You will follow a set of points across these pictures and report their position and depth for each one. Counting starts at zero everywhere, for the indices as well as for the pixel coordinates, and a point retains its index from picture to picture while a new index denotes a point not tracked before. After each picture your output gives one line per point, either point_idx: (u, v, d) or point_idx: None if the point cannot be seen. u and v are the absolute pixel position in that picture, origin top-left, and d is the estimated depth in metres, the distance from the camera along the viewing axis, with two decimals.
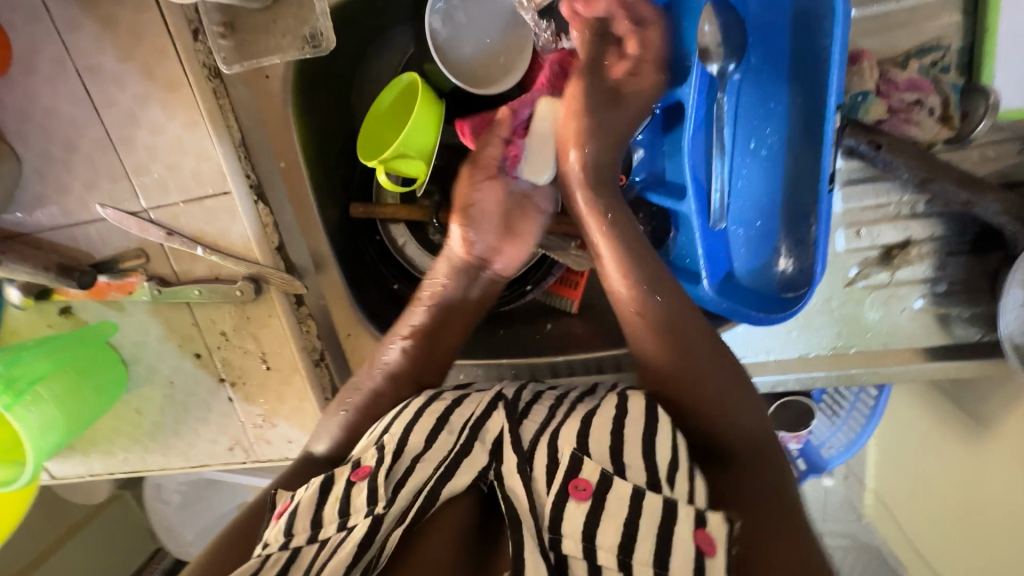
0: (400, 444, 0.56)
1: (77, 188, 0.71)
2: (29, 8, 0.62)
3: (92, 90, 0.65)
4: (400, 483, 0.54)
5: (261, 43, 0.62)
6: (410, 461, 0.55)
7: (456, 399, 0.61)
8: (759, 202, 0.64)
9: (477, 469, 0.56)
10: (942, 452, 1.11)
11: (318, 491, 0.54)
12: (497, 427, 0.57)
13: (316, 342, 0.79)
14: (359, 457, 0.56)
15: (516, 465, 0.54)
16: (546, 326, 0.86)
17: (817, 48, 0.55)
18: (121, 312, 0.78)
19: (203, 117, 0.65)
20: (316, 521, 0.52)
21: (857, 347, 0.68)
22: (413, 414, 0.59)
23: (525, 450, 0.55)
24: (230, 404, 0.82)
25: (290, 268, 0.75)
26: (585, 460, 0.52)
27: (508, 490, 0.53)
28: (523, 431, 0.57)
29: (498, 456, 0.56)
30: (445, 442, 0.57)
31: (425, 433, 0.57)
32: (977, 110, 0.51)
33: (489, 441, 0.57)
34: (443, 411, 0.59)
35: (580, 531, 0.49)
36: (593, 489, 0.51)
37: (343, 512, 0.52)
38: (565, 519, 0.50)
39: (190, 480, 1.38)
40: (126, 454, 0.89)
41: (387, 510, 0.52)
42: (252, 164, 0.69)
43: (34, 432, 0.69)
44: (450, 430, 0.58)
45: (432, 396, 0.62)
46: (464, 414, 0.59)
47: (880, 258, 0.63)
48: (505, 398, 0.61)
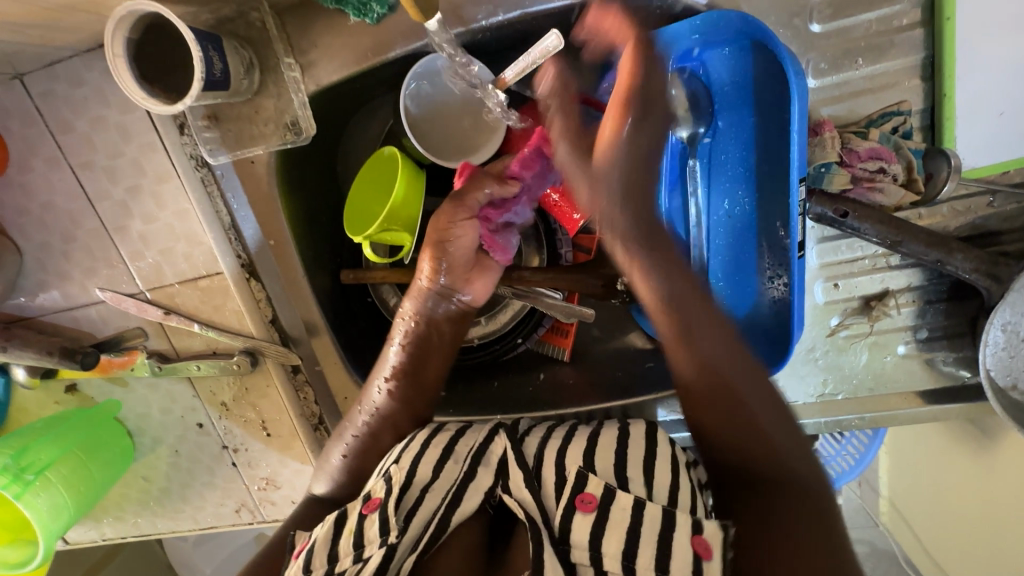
0: (408, 474, 0.58)
1: (77, 275, 0.73)
2: (23, 112, 0.65)
3: (86, 184, 0.68)
4: (411, 512, 0.56)
5: (246, 132, 0.65)
6: (419, 492, 0.57)
7: (459, 430, 0.64)
8: (736, 257, 0.65)
9: (484, 491, 0.58)
10: (949, 464, 1.11)
11: (332, 526, 0.56)
12: (500, 450, 0.60)
13: (314, 408, 0.81)
14: (370, 490, 0.58)
15: (523, 479, 0.56)
16: (539, 376, 0.87)
17: (779, 117, 0.57)
18: (125, 387, 0.80)
19: (192, 204, 0.67)
20: (332, 557, 0.54)
21: (845, 393, 0.68)
22: (421, 446, 0.62)
23: (531, 467, 0.58)
24: (234, 469, 0.84)
25: (284, 338, 0.77)
26: (590, 476, 0.54)
27: (520, 501, 0.55)
28: (529, 450, 0.61)
29: (503, 474, 0.58)
30: (452, 472, 0.59)
31: (433, 462, 0.60)
32: (940, 173, 0.52)
33: (493, 464, 0.59)
34: (448, 442, 0.62)
35: (585, 539, 0.51)
36: (597, 502, 0.52)
37: (358, 544, 0.54)
38: (572, 530, 0.52)
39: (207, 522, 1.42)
40: (137, 518, 0.91)
41: (400, 539, 0.54)
42: (243, 244, 0.72)
43: (44, 517, 0.71)
44: (457, 459, 0.60)
45: (437, 428, 0.65)
46: (469, 441, 0.62)
47: (859, 308, 0.64)
48: (504, 427, 0.64)
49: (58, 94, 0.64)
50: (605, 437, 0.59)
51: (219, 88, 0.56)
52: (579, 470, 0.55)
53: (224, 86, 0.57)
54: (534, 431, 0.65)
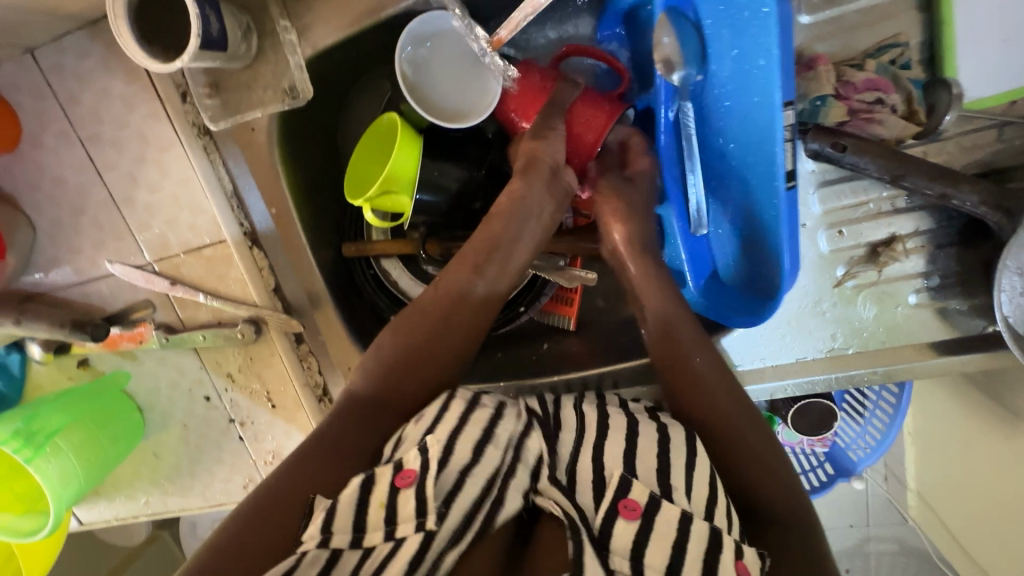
0: (446, 452, 0.55)
1: (87, 248, 0.75)
2: (34, 87, 0.67)
3: (94, 156, 0.70)
4: (450, 496, 0.53)
5: (245, 99, 0.66)
6: (457, 474, 0.54)
7: (496, 410, 0.61)
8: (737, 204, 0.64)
9: (522, 492, 0.56)
10: (982, 449, 1.06)
11: (358, 492, 0.52)
12: (535, 449, 0.59)
13: (318, 378, 0.81)
14: (402, 460, 0.55)
15: (556, 477, 0.56)
16: (542, 346, 0.86)
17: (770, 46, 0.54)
18: (135, 361, 0.82)
19: (196, 171, 0.69)
20: (357, 525, 0.51)
21: (856, 348, 0.66)
22: (458, 422, 0.58)
23: (564, 483, 0.56)
24: (241, 443, 0.85)
25: (287, 308, 0.78)
26: (633, 481, 0.54)
27: (554, 501, 0.55)
28: (562, 450, 0.59)
29: (536, 473, 0.58)
30: (492, 458, 0.56)
31: (472, 444, 0.56)
32: (942, 102, 0.52)
33: (529, 461, 0.58)
34: (487, 422, 0.59)
35: (627, 550, 0.51)
36: (642, 509, 0.52)
37: (389, 519, 0.51)
38: (614, 535, 0.52)
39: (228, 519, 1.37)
40: (147, 497, 0.92)
41: (437, 526, 0.51)
42: (246, 213, 0.73)
43: (54, 483, 0.72)
44: (497, 445, 0.57)
45: (473, 402, 0.61)
46: (509, 428, 0.59)
47: (866, 256, 0.62)
48: (536, 416, 0.63)
49: (67, 68, 0.66)
50: (645, 440, 0.58)
51: (216, 48, 0.58)
52: (623, 476, 0.54)
53: (221, 47, 0.58)
54: (566, 421, 0.62)
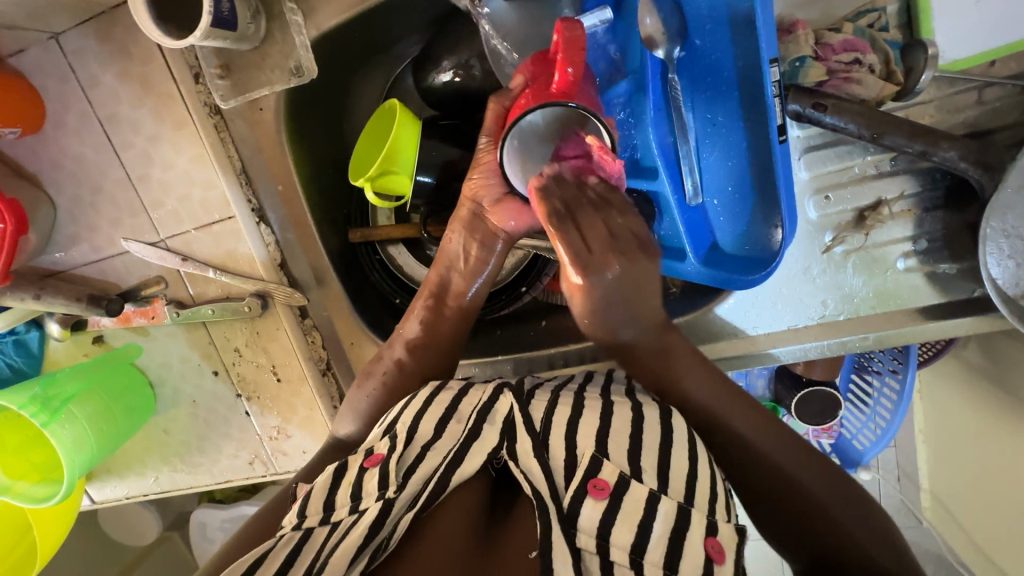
0: (409, 433, 0.59)
1: (104, 226, 0.79)
2: (58, 71, 0.72)
3: (112, 136, 0.74)
4: (411, 469, 0.56)
5: (254, 78, 0.70)
6: (420, 449, 0.57)
7: (461, 390, 0.64)
8: (729, 170, 0.66)
9: (485, 454, 0.57)
10: (991, 438, 1.05)
11: (332, 476, 0.57)
12: (505, 409, 0.60)
13: (322, 352, 0.83)
14: (372, 446, 0.59)
15: (531, 447, 0.56)
16: (541, 324, 0.88)
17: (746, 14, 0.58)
18: (147, 337, 0.85)
19: (207, 149, 0.73)
20: (328, 505, 0.55)
21: (847, 314, 0.67)
22: (421, 406, 0.62)
23: (539, 433, 0.58)
24: (248, 419, 0.87)
25: (293, 283, 0.81)
26: (604, 462, 0.54)
27: (527, 473, 0.55)
28: (534, 412, 0.60)
29: (509, 435, 0.58)
30: (454, 431, 0.59)
31: (434, 422, 0.60)
32: (918, 64, 0.53)
33: (498, 422, 0.59)
34: (450, 402, 0.62)
35: (595, 527, 0.52)
36: (610, 489, 0.53)
37: (356, 496, 0.55)
38: (581, 514, 0.52)
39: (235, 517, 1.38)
40: (157, 474, 0.94)
41: (397, 494, 0.54)
42: (254, 190, 0.76)
43: (68, 447, 0.74)
44: (459, 419, 0.60)
45: (439, 386, 0.65)
46: (473, 401, 0.62)
47: (854, 221, 0.63)
48: (509, 386, 0.64)
49: (89, 52, 0.70)
50: (619, 419, 0.58)
51: (227, 27, 0.61)
52: (593, 456, 0.55)
53: (231, 26, 0.62)
54: (540, 393, 0.64)
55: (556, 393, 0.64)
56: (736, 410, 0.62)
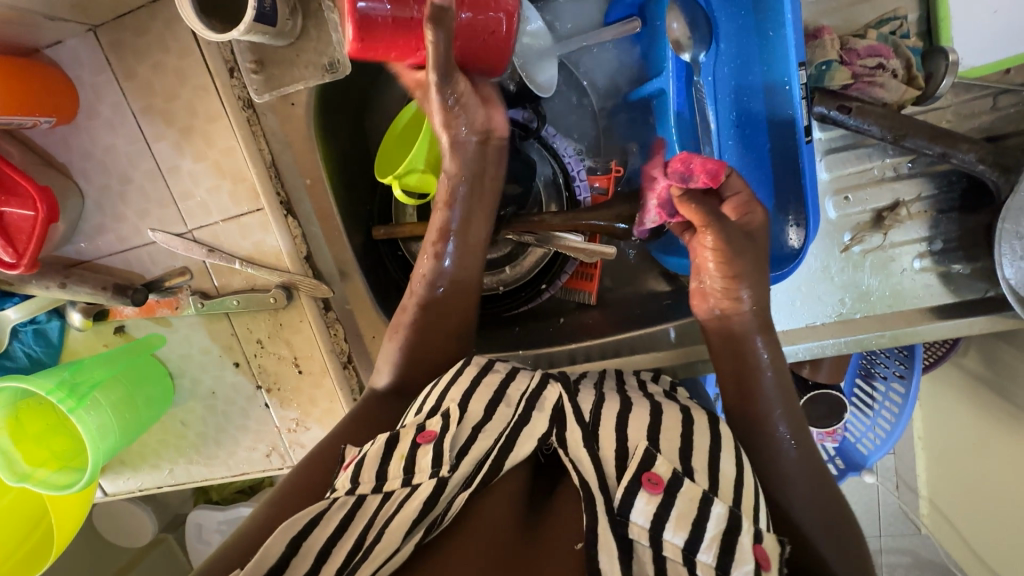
0: (462, 410, 0.59)
1: (131, 216, 0.79)
2: (94, 63, 0.73)
3: (145, 127, 0.75)
4: (463, 450, 0.56)
5: (288, 74, 0.72)
6: (471, 430, 0.57)
7: (508, 374, 0.65)
8: (748, 172, 0.68)
9: (536, 439, 0.57)
10: (990, 446, 1.05)
11: (383, 447, 0.56)
12: (553, 397, 0.61)
13: (344, 345, 0.85)
14: (422, 422, 0.58)
15: (581, 437, 0.56)
16: (558, 320, 0.89)
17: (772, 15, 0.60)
18: (169, 327, 0.85)
19: (238, 142, 0.74)
20: (379, 475, 0.55)
21: (863, 313, 0.68)
22: (470, 383, 0.62)
23: (588, 425, 0.58)
24: (266, 411, 0.88)
25: (317, 276, 0.82)
26: (659, 457, 0.54)
27: (576, 461, 0.54)
28: (582, 405, 0.60)
29: (558, 423, 0.58)
30: (504, 415, 0.59)
31: (485, 404, 0.60)
32: (939, 69, 0.56)
33: (547, 409, 0.59)
34: (499, 385, 0.62)
35: (650, 525, 0.51)
36: (665, 485, 0.52)
37: (408, 469, 0.55)
38: (634, 509, 0.51)
39: (231, 519, 1.35)
40: (172, 466, 0.94)
41: (451, 473, 0.54)
42: (283, 182, 0.77)
43: (94, 434, 0.75)
44: (508, 403, 0.60)
45: (485, 367, 0.65)
46: (520, 387, 0.63)
47: (872, 222, 0.65)
48: (554, 376, 0.65)
49: (126, 45, 0.72)
50: (670, 419, 0.60)
51: (268, 23, 0.63)
52: (647, 449, 0.55)
53: (272, 21, 0.63)
54: (585, 391, 0.64)
55: (601, 389, 0.64)
56: (779, 391, 0.62)
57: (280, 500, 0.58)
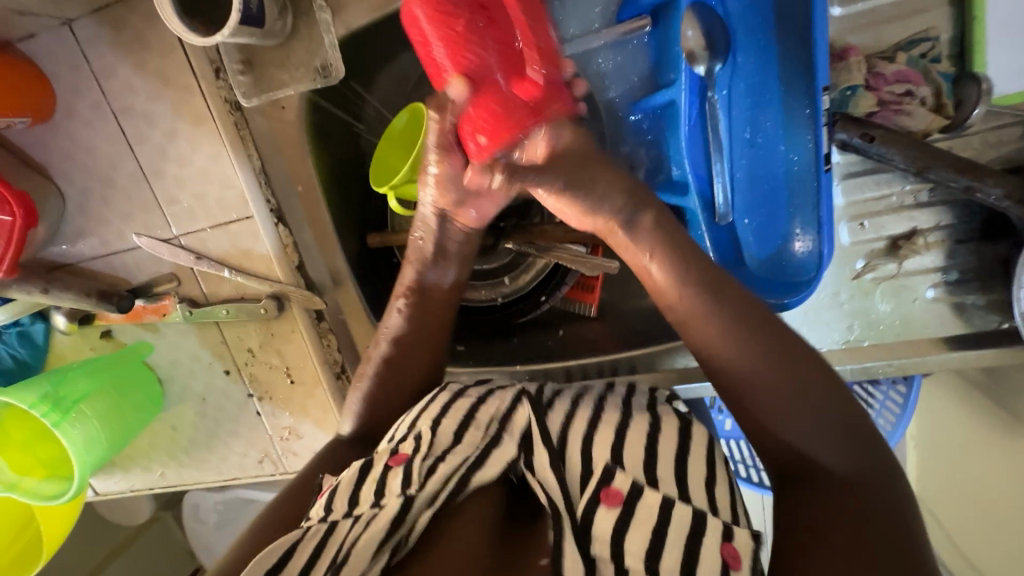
0: (432, 433, 0.58)
1: (115, 220, 0.76)
2: (70, 59, 0.68)
3: (126, 129, 0.71)
4: (432, 469, 0.55)
5: (277, 77, 0.67)
6: (440, 453, 0.56)
7: (479, 397, 0.63)
8: (760, 191, 0.65)
9: (506, 462, 0.57)
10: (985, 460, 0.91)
11: (357, 472, 0.56)
12: (522, 419, 0.60)
13: (336, 355, 0.82)
14: (397, 444, 0.58)
15: (548, 461, 0.55)
16: (558, 333, 0.87)
17: (798, 33, 0.57)
18: (156, 333, 0.83)
19: (225, 147, 0.70)
20: (352, 502, 0.54)
21: (871, 340, 0.66)
22: (440, 411, 0.61)
23: (556, 447, 0.57)
24: (258, 419, 0.86)
25: (310, 285, 0.79)
26: (618, 470, 0.54)
27: (543, 484, 0.54)
28: (551, 426, 0.60)
29: (526, 447, 0.58)
30: (472, 439, 0.59)
31: (457, 423, 0.59)
32: (970, 97, 0.52)
33: (517, 433, 0.59)
34: (468, 410, 0.61)
35: (608, 535, 0.50)
36: (624, 497, 0.52)
37: (379, 492, 0.54)
38: (596, 521, 0.51)
39: (228, 502, 1.35)
40: (164, 469, 0.93)
41: (419, 490, 0.53)
42: (272, 189, 0.74)
43: (80, 447, 0.73)
44: (478, 426, 0.60)
45: (457, 392, 0.64)
46: (491, 408, 0.62)
47: (886, 249, 0.63)
48: (527, 394, 0.63)
49: (104, 40, 0.67)
50: (636, 433, 0.58)
51: (255, 24, 0.59)
52: (607, 467, 0.54)
53: (259, 23, 0.59)
54: (558, 404, 0.63)
55: (575, 402, 0.63)
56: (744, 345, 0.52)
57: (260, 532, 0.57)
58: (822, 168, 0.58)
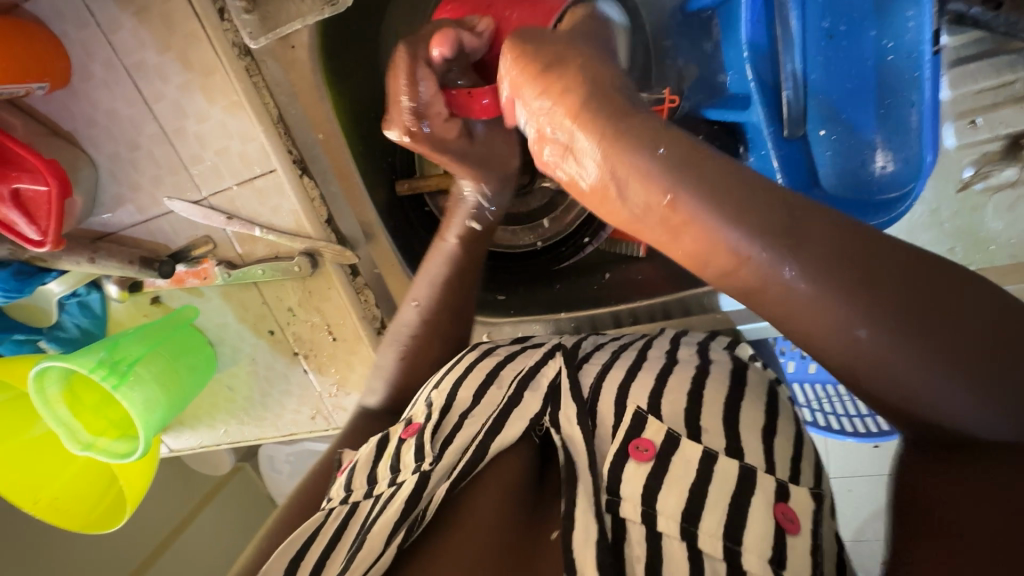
0: (449, 401, 0.57)
1: (146, 184, 0.75)
2: (76, 15, 0.65)
3: (141, 86, 0.68)
4: (447, 440, 0.53)
5: (284, 11, 0.62)
6: (458, 418, 0.55)
7: (508, 355, 0.62)
8: (842, 94, 0.56)
9: (526, 420, 0.54)
10: None
11: (375, 449, 0.57)
12: (551, 374, 0.57)
13: (375, 310, 0.82)
14: (412, 416, 0.58)
15: (575, 413, 0.52)
16: (604, 277, 0.80)
17: None
18: (202, 297, 0.83)
19: (241, 94, 0.66)
20: (371, 479, 0.54)
21: (978, 264, 0.56)
22: (463, 372, 0.60)
23: (585, 402, 0.54)
24: (307, 376, 0.87)
25: (341, 240, 0.77)
26: (648, 418, 0.51)
27: (566, 441, 0.51)
28: (582, 382, 0.56)
29: (553, 400, 0.54)
30: (494, 397, 0.57)
31: (474, 389, 0.58)
32: None
33: (543, 389, 0.55)
34: (493, 367, 0.60)
35: (639, 494, 0.47)
36: (655, 451, 0.48)
37: (395, 468, 0.53)
38: (624, 480, 0.48)
39: (298, 454, 1.41)
40: (227, 427, 0.97)
41: (433, 466, 0.51)
42: (293, 139, 0.70)
43: (140, 408, 0.75)
44: (500, 384, 0.58)
45: (485, 351, 0.64)
46: (517, 368, 0.60)
47: (1004, 151, 0.51)
48: (562, 348, 0.61)
49: None
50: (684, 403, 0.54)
51: None
52: (639, 411, 0.51)
53: None
54: (595, 356, 0.60)
55: (616, 354, 0.60)
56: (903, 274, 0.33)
57: (295, 511, 0.60)
58: (931, 51, 0.48)
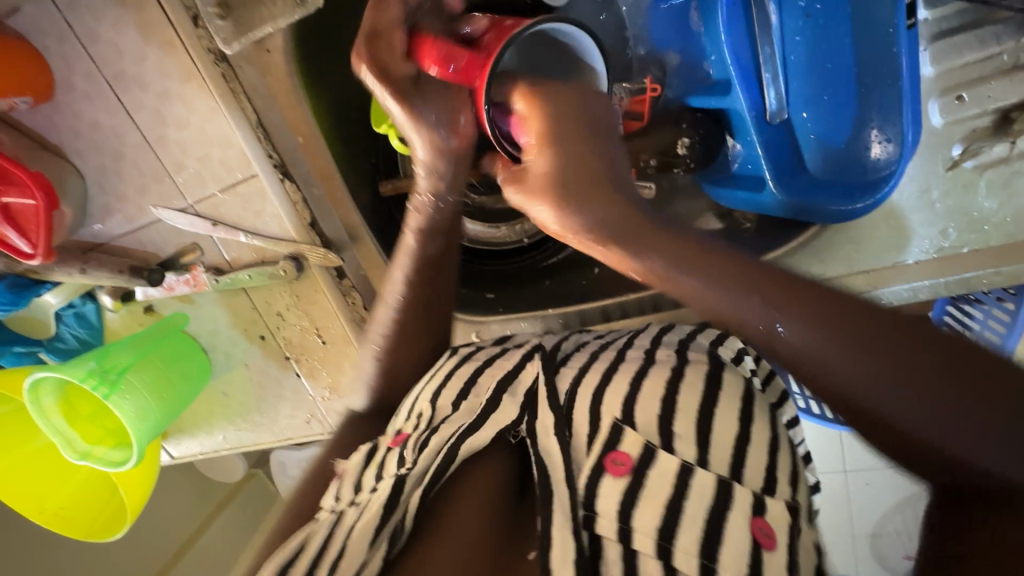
0: (432, 408, 0.57)
1: (132, 194, 0.75)
2: (53, 28, 0.66)
3: (122, 96, 0.69)
4: (424, 444, 0.53)
5: (256, 14, 0.64)
6: (437, 423, 0.55)
7: (487, 359, 0.61)
8: (820, 75, 0.54)
9: (504, 427, 0.53)
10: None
11: (363, 458, 0.57)
12: (530, 376, 0.56)
13: (362, 311, 0.82)
14: (400, 427, 0.59)
15: (553, 424, 0.51)
16: (592, 271, 0.78)
17: None
18: (192, 305, 0.84)
19: (217, 103, 0.67)
20: (357, 486, 0.54)
21: (972, 246, 0.53)
22: (444, 377, 0.60)
23: (562, 407, 0.53)
24: (299, 380, 0.87)
25: (327, 243, 0.77)
26: (625, 430, 0.50)
27: (543, 450, 0.50)
28: (561, 383, 0.56)
29: (530, 409, 0.53)
30: (474, 405, 0.56)
31: (454, 394, 0.57)
32: None
33: (520, 394, 0.55)
34: (472, 372, 0.59)
35: (614, 510, 0.46)
36: (631, 463, 0.47)
37: (379, 474, 0.54)
38: (599, 495, 0.47)
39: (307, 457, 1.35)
40: (224, 433, 0.97)
41: (409, 470, 0.51)
42: (274, 144, 0.71)
43: (130, 417, 0.76)
44: (478, 392, 0.57)
45: (466, 357, 0.63)
46: (496, 372, 0.59)
47: (995, 126, 0.50)
48: (541, 350, 0.60)
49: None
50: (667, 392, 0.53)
51: None
52: (616, 423, 0.50)
53: None
54: (575, 358, 0.59)
55: (595, 353, 0.59)
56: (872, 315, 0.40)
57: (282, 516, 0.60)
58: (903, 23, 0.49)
